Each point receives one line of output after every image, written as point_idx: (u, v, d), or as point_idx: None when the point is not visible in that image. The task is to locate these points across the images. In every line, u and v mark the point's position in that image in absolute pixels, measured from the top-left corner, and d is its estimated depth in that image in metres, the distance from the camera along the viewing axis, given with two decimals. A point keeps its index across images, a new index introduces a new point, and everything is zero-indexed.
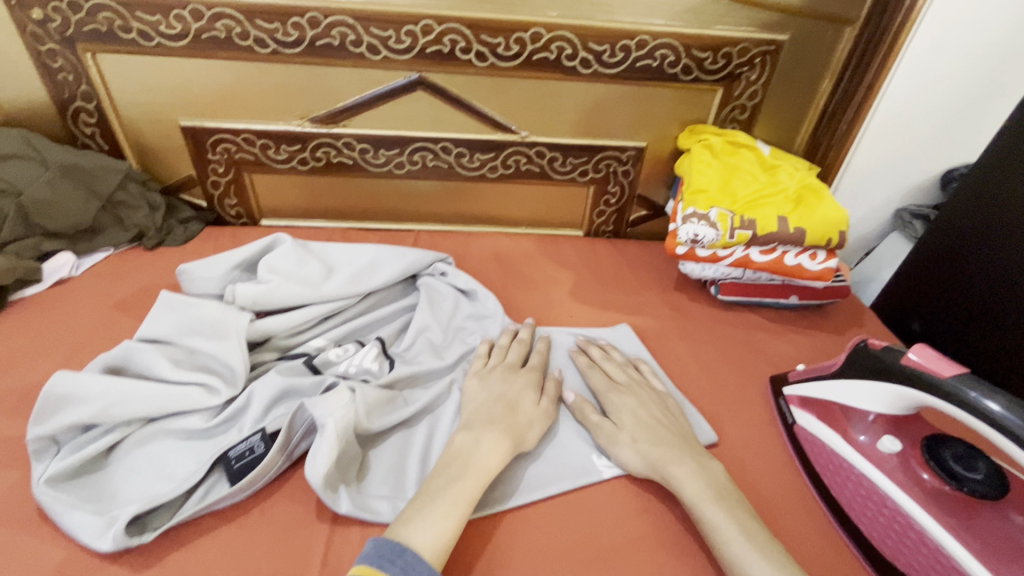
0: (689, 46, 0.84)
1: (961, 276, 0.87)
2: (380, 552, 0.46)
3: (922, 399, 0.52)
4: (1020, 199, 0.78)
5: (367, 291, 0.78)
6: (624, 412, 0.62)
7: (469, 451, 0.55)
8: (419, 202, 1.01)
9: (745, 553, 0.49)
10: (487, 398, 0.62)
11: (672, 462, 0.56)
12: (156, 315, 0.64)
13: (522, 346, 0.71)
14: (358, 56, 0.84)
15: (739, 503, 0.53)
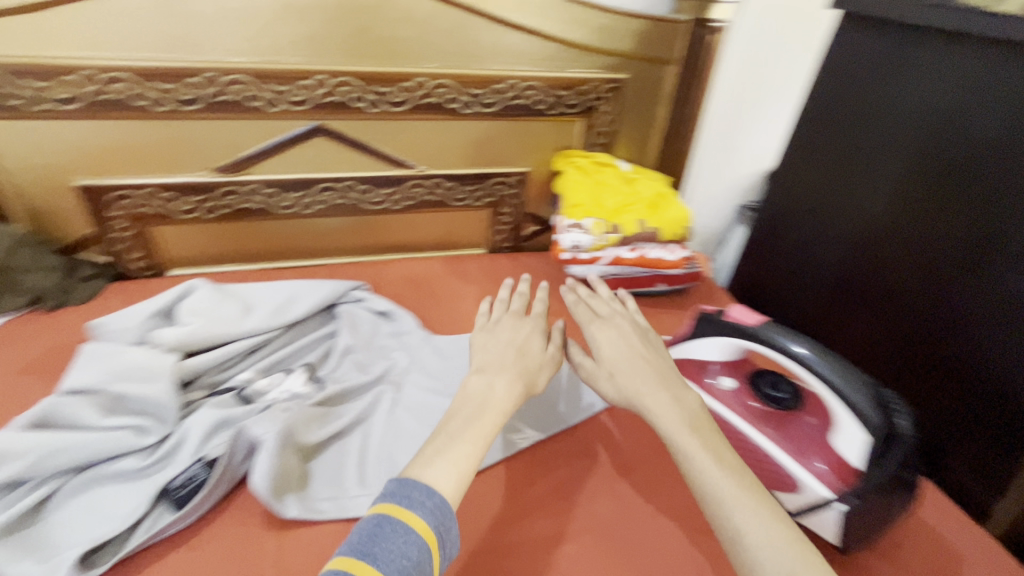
0: (551, 86, 1.01)
1: (788, 239, 0.98)
2: (400, 490, 0.50)
3: (742, 343, 0.66)
4: (824, 162, 0.89)
5: (289, 323, 0.84)
6: (613, 348, 0.70)
7: (483, 393, 0.62)
8: (330, 238, 1.08)
9: (705, 466, 0.53)
10: (499, 348, 0.70)
11: (646, 390, 0.62)
12: (81, 366, 0.67)
13: (505, 305, 0.79)
14: (258, 110, 0.91)
15: (710, 431, 0.57)
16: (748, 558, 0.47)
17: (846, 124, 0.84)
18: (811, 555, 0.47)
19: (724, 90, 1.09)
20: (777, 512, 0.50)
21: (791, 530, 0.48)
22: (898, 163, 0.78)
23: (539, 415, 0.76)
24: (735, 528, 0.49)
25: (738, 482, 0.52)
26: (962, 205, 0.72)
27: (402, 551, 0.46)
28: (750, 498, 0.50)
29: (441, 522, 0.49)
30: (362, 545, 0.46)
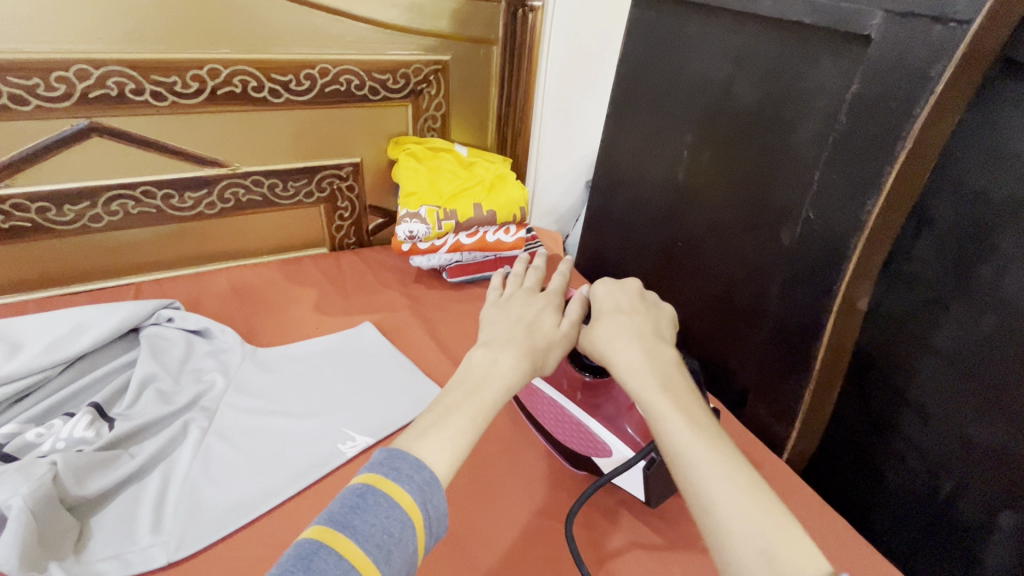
0: (368, 70, 0.95)
1: (618, 209, 0.99)
2: (389, 461, 0.44)
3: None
4: (636, 127, 0.91)
5: (71, 359, 0.72)
6: (608, 313, 0.58)
7: (488, 367, 0.52)
8: (135, 254, 0.95)
9: (673, 426, 0.48)
10: (507, 322, 0.57)
11: (620, 350, 0.54)
12: None
13: (536, 272, 0.66)
14: (2, 109, 0.76)
15: (683, 388, 0.51)
16: (715, 524, 0.42)
17: (656, 87, 0.85)
18: (777, 514, 0.42)
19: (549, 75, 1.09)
20: (746, 470, 0.45)
21: (758, 489, 0.44)
22: (695, 122, 0.79)
23: (372, 419, 0.72)
24: (702, 493, 0.44)
25: (710, 441, 0.46)
26: (742, 160, 0.73)
27: (382, 526, 0.41)
28: (719, 455, 0.45)
29: (427, 497, 0.43)
30: (342, 516, 0.41)
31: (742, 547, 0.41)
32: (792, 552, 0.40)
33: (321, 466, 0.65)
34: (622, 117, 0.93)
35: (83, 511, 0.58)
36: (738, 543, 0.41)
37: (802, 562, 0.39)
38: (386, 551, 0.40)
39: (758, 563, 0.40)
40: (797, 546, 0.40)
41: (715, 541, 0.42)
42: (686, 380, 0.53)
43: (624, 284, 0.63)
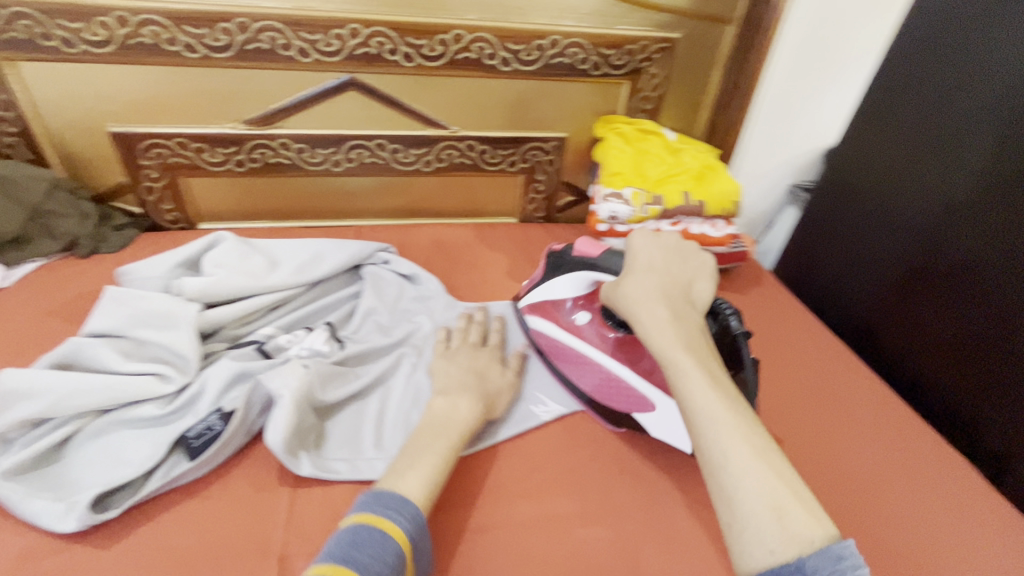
0: (596, 44, 0.94)
1: (862, 212, 1.02)
2: (376, 500, 0.51)
3: (590, 275, 0.74)
4: (902, 126, 0.95)
5: (313, 281, 0.82)
6: (642, 271, 0.65)
7: (445, 413, 0.62)
8: (358, 199, 1.06)
9: (697, 389, 0.53)
10: (460, 369, 0.69)
11: (646, 309, 0.60)
12: (103, 310, 0.65)
13: (480, 327, 0.77)
14: (290, 59, 0.88)
15: (708, 354, 0.57)
16: (730, 483, 0.47)
17: (895, 130, 0.96)
18: (790, 481, 0.47)
19: (787, 63, 0.99)
20: (761, 438, 0.50)
21: (771, 454, 0.49)
22: (918, 170, 0.92)
23: (562, 390, 0.75)
24: (717, 450, 0.49)
25: (729, 409, 0.52)
26: (936, 211, 0.88)
27: (380, 556, 0.47)
28: (734, 419, 0.51)
29: (416, 528, 0.50)
30: (341, 552, 0.46)
31: (752, 503, 0.46)
32: (802, 511, 0.45)
33: (516, 424, 0.70)
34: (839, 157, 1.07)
35: (322, 414, 0.65)
36: (750, 495, 0.46)
37: (809, 521, 0.44)
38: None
39: (768, 515, 0.45)
40: (802, 506, 0.45)
41: (726, 494, 0.47)
42: (708, 346, 0.59)
43: (656, 237, 0.70)
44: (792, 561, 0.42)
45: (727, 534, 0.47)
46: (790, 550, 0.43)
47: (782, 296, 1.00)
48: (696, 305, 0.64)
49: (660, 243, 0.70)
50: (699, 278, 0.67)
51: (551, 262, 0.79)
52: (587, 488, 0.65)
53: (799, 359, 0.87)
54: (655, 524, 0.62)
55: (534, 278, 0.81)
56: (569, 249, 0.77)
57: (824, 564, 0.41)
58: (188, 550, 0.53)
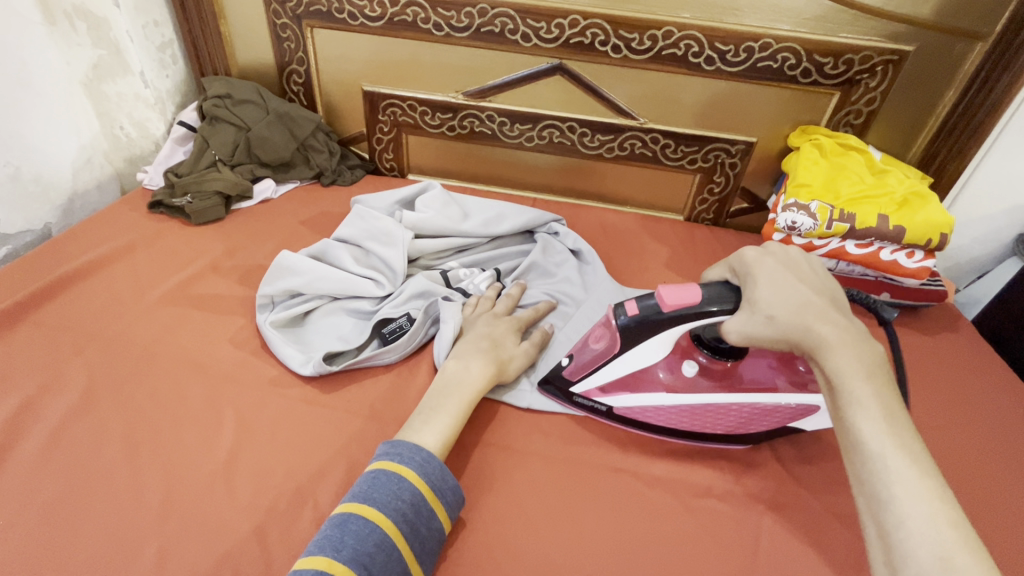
0: (811, 51, 0.92)
1: None
2: (393, 449, 0.57)
3: (690, 327, 0.60)
4: None
5: (495, 235, 0.94)
6: (784, 282, 0.55)
7: (458, 374, 0.66)
8: (539, 174, 1.17)
9: (867, 420, 0.48)
10: (475, 336, 0.71)
11: (817, 330, 0.52)
12: (349, 221, 0.84)
13: (510, 300, 0.80)
14: (513, 42, 1.00)
15: (885, 382, 0.50)
16: (892, 523, 0.43)
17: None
18: (960, 524, 0.43)
19: None
20: (932, 473, 0.45)
21: (940, 495, 0.44)
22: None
23: None
24: (891, 489, 0.44)
25: (898, 442, 0.46)
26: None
27: (396, 494, 0.53)
28: (908, 463, 0.45)
29: (432, 473, 0.56)
30: (363, 493, 0.53)
31: (921, 546, 0.42)
32: (974, 561, 0.41)
33: None
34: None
35: None
36: (915, 537, 0.42)
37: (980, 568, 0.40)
38: (402, 511, 0.52)
39: (933, 565, 0.41)
40: (974, 558, 0.41)
41: (888, 533, 0.43)
42: (878, 359, 0.52)
43: (769, 248, 0.60)
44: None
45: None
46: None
47: (980, 350, 0.88)
48: (844, 310, 0.55)
49: (776, 256, 0.59)
50: (828, 280, 0.58)
51: (623, 329, 0.63)
52: (719, 471, 0.66)
53: (984, 420, 0.78)
54: (786, 524, 0.61)
55: None
56: (647, 298, 0.62)
57: None
58: (382, 411, 0.67)
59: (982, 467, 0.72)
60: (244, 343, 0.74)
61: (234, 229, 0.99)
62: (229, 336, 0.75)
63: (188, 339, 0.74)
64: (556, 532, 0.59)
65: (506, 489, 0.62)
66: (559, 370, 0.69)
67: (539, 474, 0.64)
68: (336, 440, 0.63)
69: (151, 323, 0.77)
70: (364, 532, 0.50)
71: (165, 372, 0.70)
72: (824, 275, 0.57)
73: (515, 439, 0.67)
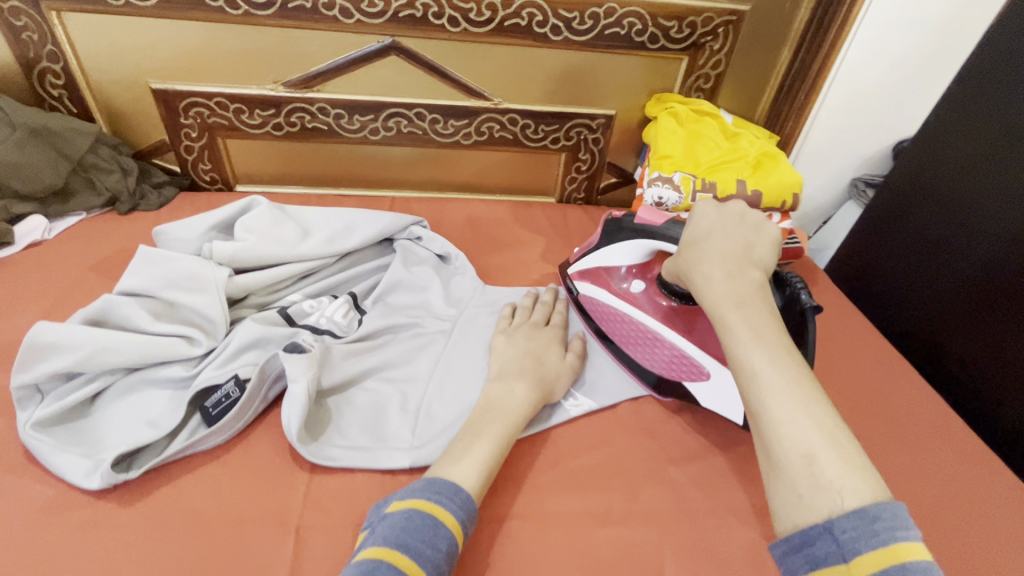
0: (656, 15, 0.87)
1: (900, 237, 0.94)
2: (430, 487, 0.51)
3: (651, 245, 0.69)
4: (956, 147, 0.84)
5: (344, 252, 0.80)
6: (702, 235, 0.58)
7: (503, 398, 0.62)
8: (393, 168, 1.03)
9: (742, 343, 0.47)
10: (519, 351, 0.68)
11: (698, 271, 0.54)
12: (135, 268, 0.64)
13: (546, 309, 0.77)
14: (331, 20, 0.84)
15: (763, 308, 0.49)
16: (771, 437, 0.42)
17: (982, 135, 0.80)
18: (836, 432, 0.41)
19: (865, 46, 0.91)
20: (816, 391, 0.43)
21: (823, 411, 0.42)
22: (1015, 184, 0.76)
23: (594, 382, 0.72)
24: (759, 404, 0.43)
25: (782, 366, 0.44)
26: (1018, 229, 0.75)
27: (432, 543, 0.46)
28: (781, 374, 0.44)
29: (466, 517, 0.50)
30: (395, 538, 0.46)
31: (788, 451, 0.41)
32: (844, 467, 0.39)
33: (545, 418, 0.66)
34: (915, 150, 0.91)
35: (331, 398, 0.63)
36: (784, 440, 0.41)
37: (851, 479, 0.38)
38: (435, 565, 0.45)
39: (798, 466, 0.40)
40: (849, 471, 0.39)
41: (765, 447, 0.42)
42: (771, 309, 0.50)
43: (725, 206, 0.60)
44: (820, 522, 0.38)
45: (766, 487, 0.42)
46: (820, 509, 0.38)
47: (835, 299, 0.93)
48: (761, 266, 0.54)
49: (732, 209, 0.60)
50: (767, 244, 0.57)
51: (608, 230, 0.75)
52: (617, 487, 0.61)
53: (844, 364, 0.81)
54: (686, 531, 0.58)
55: (590, 244, 0.78)
56: (630, 216, 0.73)
57: (856, 528, 0.36)
58: (209, 512, 0.53)
59: (855, 412, 0.74)
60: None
61: None
62: None
63: None
64: None
65: None
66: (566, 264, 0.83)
67: None
68: (145, 570, 0.48)
69: None
70: None
71: None
72: (750, 230, 0.57)
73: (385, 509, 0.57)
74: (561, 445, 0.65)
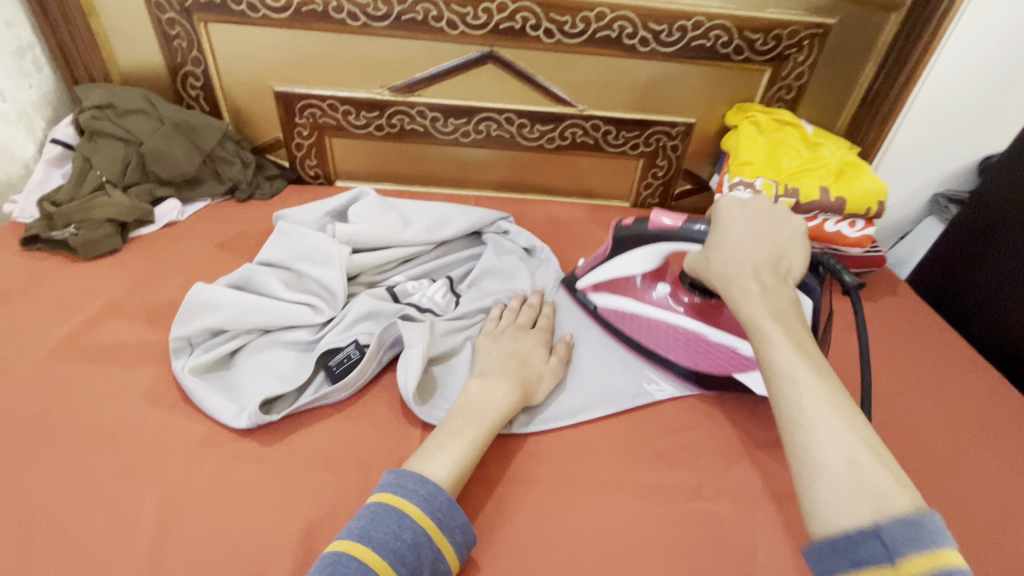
0: (742, 28, 0.91)
1: (990, 254, 0.92)
2: (396, 481, 0.52)
3: (671, 248, 0.68)
4: None
5: (441, 241, 0.87)
6: (734, 240, 0.59)
7: (482, 397, 0.61)
8: (478, 169, 1.10)
9: (781, 352, 0.49)
10: (501, 355, 0.67)
11: (737, 282, 0.56)
12: (273, 241, 0.74)
13: (531, 310, 0.76)
14: (438, 31, 0.93)
15: (796, 322, 0.52)
16: (806, 440, 0.43)
17: None
18: (870, 439, 0.43)
19: (955, 60, 0.92)
20: (845, 400, 0.45)
21: (854, 419, 0.44)
22: None
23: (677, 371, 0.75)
24: (797, 408, 0.45)
25: (816, 373, 0.47)
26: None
27: (395, 534, 0.48)
28: (817, 380, 0.46)
29: (439, 508, 0.51)
30: (359, 530, 0.48)
31: (830, 457, 0.42)
32: (879, 468, 0.41)
33: (631, 398, 0.70)
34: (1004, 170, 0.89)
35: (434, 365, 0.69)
36: (825, 449, 0.42)
37: (888, 481, 0.40)
38: (401, 554, 0.47)
39: (840, 469, 0.41)
40: (881, 468, 0.41)
41: (798, 448, 0.44)
42: (802, 320, 0.53)
43: (749, 205, 0.62)
44: (866, 526, 0.38)
45: (800, 490, 0.43)
46: (865, 513, 0.39)
47: (919, 310, 0.92)
48: (790, 277, 0.58)
49: (754, 210, 0.61)
50: (795, 247, 0.60)
51: (618, 240, 0.73)
52: (705, 467, 0.64)
53: (931, 371, 0.81)
54: (775, 514, 0.60)
55: (598, 255, 0.77)
56: (639, 224, 0.70)
57: (905, 535, 0.36)
58: (338, 456, 0.59)
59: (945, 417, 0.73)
60: (157, 397, 0.63)
61: (135, 261, 0.85)
62: (141, 391, 0.64)
63: (89, 401, 0.62)
64: (543, 563, 0.55)
65: (487, 521, 0.57)
66: (571, 277, 0.83)
67: (525, 505, 0.59)
68: (286, 499, 0.55)
69: (37, 387, 0.64)
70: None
71: (65, 446, 0.58)
72: (780, 235, 0.60)
73: (492, 468, 0.62)
74: (650, 426, 0.68)
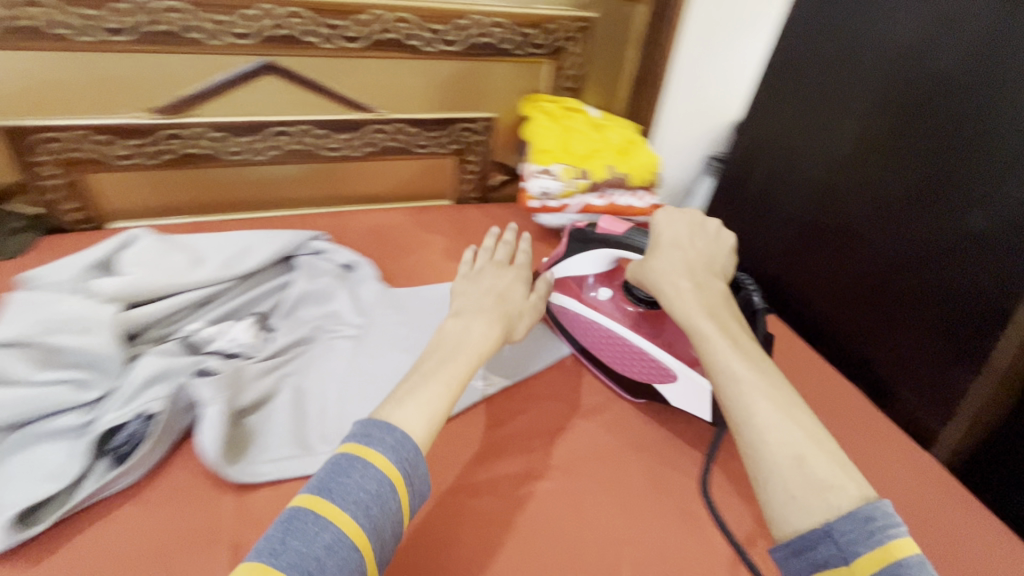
0: (517, 24, 0.96)
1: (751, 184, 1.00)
2: (363, 430, 0.49)
3: (614, 252, 0.77)
4: (787, 92, 0.91)
5: (244, 274, 0.78)
6: (672, 246, 0.68)
7: (460, 333, 0.62)
8: (283, 188, 1.03)
9: (724, 352, 0.55)
10: (479, 292, 0.70)
11: (669, 283, 0.64)
12: (11, 317, 0.61)
13: (507, 248, 0.81)
14: (197, 42, 0.83)
15: (726, 317, 0.60)
16: (756, 437, 0.49)
17: (812, 78, 0.87)
18: (815, 432, 0.49)
19: (695, 43, 1.07)
20: (786, 393, 0.52)
21: (798, 415, 0.50)
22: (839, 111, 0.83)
23: (504, 362, 0.78)
24: (741, 402, 0.51)
25: (751, 368, 0.54)
26: (923, 137, 0.72)
27: (361, 485, 0.45)
28: (758, 378, 0.53)
29: (405, 460, 0.48)
30: (319, 484, 0.45)
31: (778, 452, 0.47)
32: (823, 459, 0.46)
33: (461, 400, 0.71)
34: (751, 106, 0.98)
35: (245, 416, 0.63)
36: (775, 443, 0.48)
37: (835, 473, 0.45)
38: (365, 506, 0.44)
39: (789, 465, 0.46)
40: (825, 455, 0.47)
41: (754, 446, 0.49)
42: (731, 314, 0.62)
43: (683, 212, 0.71)
44: (819, 526, 0.43)
45: (756, 484, 0.48)
46: (818, 515, 0.43)
47: None
48: (717, 275, 0.67)
49: (686, 216, 0.71)
50: (721, 250, 0.70)
51: (573, 240, 0.80)
52: (537, 448, 0.68)
53: None
54: (599, 475, 0.66)
55: (557, 253, 0.82)
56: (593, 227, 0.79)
57: (853, 530, 0.41)
58: (132, 550, 0.52)
59: None
60: None
61: None
62: None
63: None
64: None
65: None
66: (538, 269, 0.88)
67: None
68: None
69: None
70: (312, 532, 0.42)
71: None
72: (702, 239, 0.69)
73: None
74: (484, 421, 0.70)
